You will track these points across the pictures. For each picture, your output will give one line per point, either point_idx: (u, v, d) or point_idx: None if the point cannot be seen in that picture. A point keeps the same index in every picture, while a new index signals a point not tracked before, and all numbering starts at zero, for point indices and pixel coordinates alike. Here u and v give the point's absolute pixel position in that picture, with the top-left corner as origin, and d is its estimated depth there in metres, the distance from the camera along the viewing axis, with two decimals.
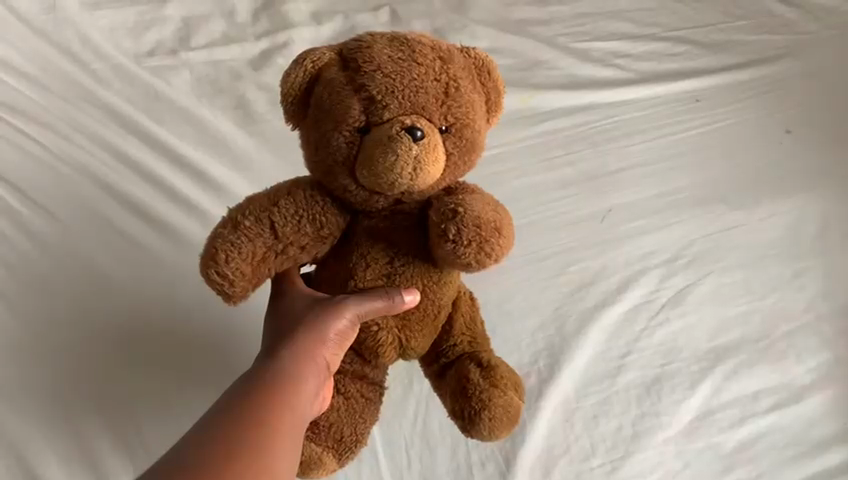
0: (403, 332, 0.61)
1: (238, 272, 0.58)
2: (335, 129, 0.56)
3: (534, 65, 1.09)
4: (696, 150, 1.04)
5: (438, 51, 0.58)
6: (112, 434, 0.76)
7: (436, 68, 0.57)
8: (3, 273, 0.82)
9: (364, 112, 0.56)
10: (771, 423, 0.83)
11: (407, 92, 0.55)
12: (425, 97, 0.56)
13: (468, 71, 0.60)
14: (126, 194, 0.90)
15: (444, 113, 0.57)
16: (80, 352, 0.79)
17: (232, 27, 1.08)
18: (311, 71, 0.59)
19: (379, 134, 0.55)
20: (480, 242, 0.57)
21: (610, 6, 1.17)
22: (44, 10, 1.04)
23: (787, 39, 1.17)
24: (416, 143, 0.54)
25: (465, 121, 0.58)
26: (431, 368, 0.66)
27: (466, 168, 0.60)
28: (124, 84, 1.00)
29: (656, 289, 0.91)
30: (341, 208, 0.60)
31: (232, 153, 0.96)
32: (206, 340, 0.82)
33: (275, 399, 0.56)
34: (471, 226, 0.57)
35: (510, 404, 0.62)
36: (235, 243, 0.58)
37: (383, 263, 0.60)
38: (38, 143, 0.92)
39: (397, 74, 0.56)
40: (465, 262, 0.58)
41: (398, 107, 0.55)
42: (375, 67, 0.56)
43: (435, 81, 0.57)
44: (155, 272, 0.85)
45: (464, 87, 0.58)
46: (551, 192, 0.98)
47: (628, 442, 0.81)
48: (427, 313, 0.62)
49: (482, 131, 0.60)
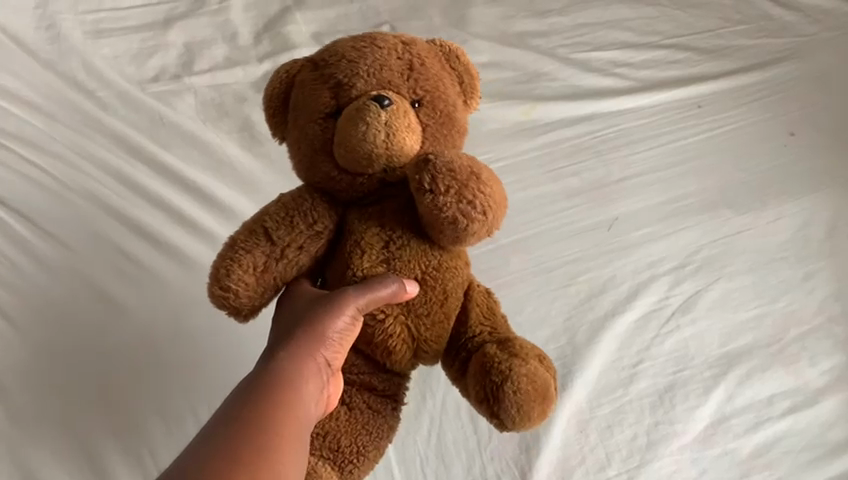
0: (411, 320, 0.59)
1: (241, 284, 0.59)
2: (309, 120, 0.59)
3: (535, 77, 1.10)
4: (700, 156, 1.04)
5: (400, 38, 0.61)
6: (120, 446, 0.77)
7: (399, 50, 0.59)
8: (12, 299, 0.83)
9: (333, 97, 0.58)
10: (786, 427, 0.83)
11: (371, 69, 0.57)
12: (390, 73, 0.58)
13: (434, 54, 0.62)
14: (134, 219, 0.91)
15: (413, 86, 0.58)
16: (90, 374, 0.80)
17: (235, 50, 1.09)
18: (287, 79, 0.62)
19: (349, 109, 0.56)
20: (459, 187, 0.55)
21: (609, 15, 1.17)
22: (48, 40, 1.06)
23: (787, 43, 1.17)
24: (385, 109, 0.55)
25: (435, 92, 0.59)
26: (453, 368, 0.62)
27: (450, 143, 0.60)
28: (129, 110, 1.01)
29: (665, 296, 0.91)
30: (330, 203, 0.61)
31: (239, 176, 0.97)
32: (210, 351, 0.83)
33: (280, 400, 0.54)
34: (446, 171, 0.55)
35: (536, 375, 0.57)
36: (234, 256, 0.59)
37: (379, 246, 0.59)
38: (45, 171, 0.93)
39: (359, 57, 0.58)
40: (449, 217, 0.55)
41: (365, 85, 0.57)
42: (339, 57, 0.59)
43: (398, 59, 0.59)
44: (163, 294, 0.85)
45: (430, 64, 0.60)
46: (556, 203, 0.98)
47: (643, 451, 0.80)
48: (433, 298, 0.59)
49: (459, 107, 0.61)
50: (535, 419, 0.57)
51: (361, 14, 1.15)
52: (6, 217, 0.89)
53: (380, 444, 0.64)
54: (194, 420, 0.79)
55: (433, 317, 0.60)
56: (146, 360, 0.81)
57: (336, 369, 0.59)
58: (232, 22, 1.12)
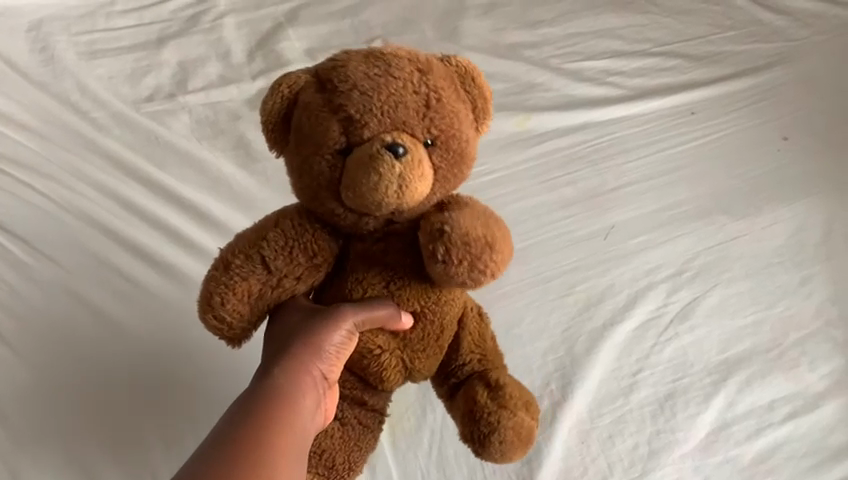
0: (407, 354, 0.62)
1: (235, 313, 0.60)
2: (316, 153, 0.56)
3: (529, 87, 1.10)
4: (694, 162, 1.05)
5: (416, 63, 0.58)
6: (120, 466, 0.76)
7: (414, 81, 0.56)
8: (11, 323, 0.83)
9: (343, 133, 0.55)
10: (787, 433, 0.83)
11: (385, 108, 0.55)
12: (405, 111, 0.55)
13: (450, 79, 0.59)
14: (131, 239, 0.91)
15: (427, 126, 0.56)
16: (91, 396, 0.80)
17: (228, 68, 1.10)
18: (289, 96, 0.59)
19: (361, 154, 0.54)
20: (472, 259, 0.57)
21: (600, 25, 1.18)
22: (42, 63, 1.07)
23: (779, 47, 1.17)
24: (399, 160, 0.53)
25: (450, 131, 0.57)
26: (443, 388, 0.66)
27: (457, 180, 0.60)
28: (124, 130, 1.02)
29: (663, 304, 0.91)
30: (332, 233, 0.61)
31: (234, 193, 0.97)
32: (208, 368, 0.83)
33: (280, 412, 0.56)
34: (460, 243, 0.56)
35: (521, 426, 0.61)
36: (228, 283, 0.59)
37: (380, 287, 0.60)
38: (41, 193, 0.93)
39: (374, 90, 0.55)
40: (459, 280, 0.57)
41: (378, 125, 0.55)
42: (351, 86, 0.56)
43: (414, 93, 0.56)
44: (162, 314, 0.85)
45: (446, 96, 0.57)
46: (553, 213, 0.98)
47: (645, 459, 0.80)
48: (429, 334, 0.61)
49: (471, 140, 0.59)
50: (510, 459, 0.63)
51: (354, 29, 1.15)
52: (3, 240, 0.89)
53: (368, 452, 0.67)
54: (193, 437, 0.79)
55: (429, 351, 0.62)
56: (147, 381, 0.81)
57: (332, 381, 0.60)
58: (225, 40, 1.12)
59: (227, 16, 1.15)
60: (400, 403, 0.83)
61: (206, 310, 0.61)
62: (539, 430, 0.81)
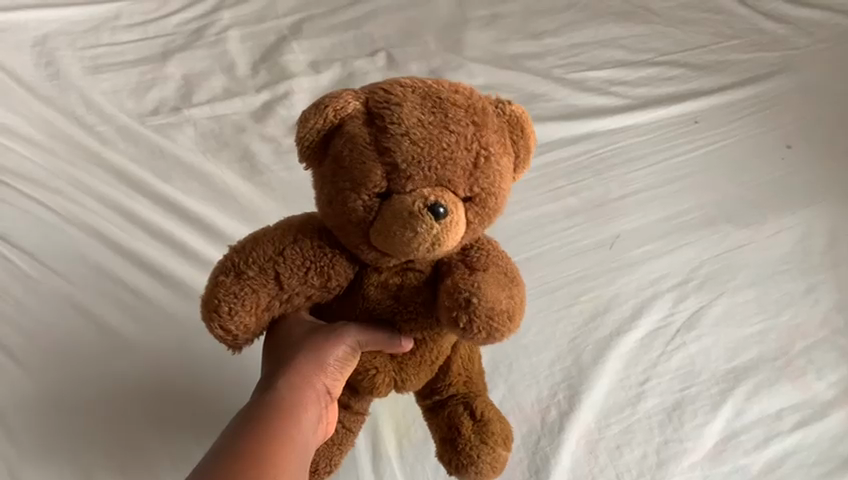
0: (400, 376, 0.63)
1: (241, 325, 0.59)
2: (353, 190, 0.54)
3: (532, 97, 1.10)
4: (698, 171, 1.05)
5: (474, 114, 0.55)
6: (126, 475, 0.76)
7: (469, 135, 0.55)
8: (18, 337, 0.83)
9: (386, 177, 0.54)
10: (796, 442, 0.83)
11: (433, 162, 0.53)
12: (452, 168, 0.54)
13: (501, 132, 0.57)
14: (137, 252, 0.91)
15: (470, 185, 0.55)
16: (97, 410, 0.79)
17: (233, 81, 1.10)
18: (334, 120, 0.56)
19: (400, 207, 0.53)
20: (492, 328, 0.56)
21: (602, 35, 1.19)
22: (47, 77, 1.07)
23: (781, 55, 1.18)
24: (439, 222, 0.52)
25: (490, 191, 0.56)
26: (426, 403, 0.68)
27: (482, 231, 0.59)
28: (129, 143, 1.02)
29: (669, 314, 0.91)
30: (351, 258, 0.59)
31: (238, 205, 0.97)
32: (213, 380, 0.83)
33: (283, 422, 0.57)
34: (485, 316, 0.55)
35: (498, 461, 0.64)
36: (238, 296, 0.58)
37: (388, 318, 0.60)
38: (47, 207, 0.94)
39: (426, 141, 0.53)
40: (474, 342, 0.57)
41: (422, 178, 0.53)
42: (403, 130, 0.53)
43: (466, 150, 0.54)
44: (168, 328, 0.86)
45: (495, 154, 0.56)
46: (557, 223, 0.99)
47: (654, 470, 0.80)
48: (425, 360, 0.63)
49: (507, 196, 0.58)
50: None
51: (357, 42, 1.16)
52: (8, 254, 0.89)
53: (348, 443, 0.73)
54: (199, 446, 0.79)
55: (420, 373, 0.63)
56: (154, 395, 0.81)
57: (333, 395, 0.62)
58: (228, 54, 1.13)
59: (230, 29, 1.16)
60: (410, 410, 0.83)
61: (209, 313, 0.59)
62: (546, 440, 0.81)
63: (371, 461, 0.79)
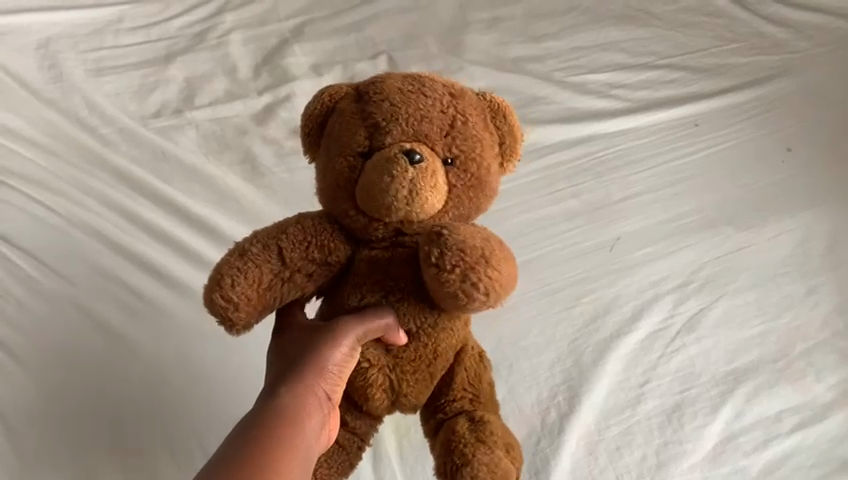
0: (395, 374, 0.60)
1: (242, 297, 0.59)
2: (340, 154, 0.58)
3: (532, 100, 1.11)
4: (698, 173, 1.05)
5: (450, 88, 0.60)
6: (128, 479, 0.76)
7: (445, 102, 0.58)
8: (21, 338, 0.84)
9: (368, 137, 0.57)
10: (796, 443, 0.83)
11: (410, 119, 0.57)
12: (429, 126, 0.57)
13: (481, 110, 0.60)
14: (140, 254, 0.91)
15: (448, 144, 0.57)
16: (99, 411, 0.80)
17: (235, 84, 1.10)
18: (328, 102, 0.61)
19: (378, 157, 0.56)
20: (466, 267, 0.55)
21: (603, 38, 1.19)
22: (50, 80, 1.08)
23: (781, 59, 1.18)
24: (413, 166, 0.55)
25: (470, 154, 0.58)
26: (429, 424, 0.63)
27: (473, 207, 0.60)
28: (131, 145, 1.02)
29: (669, 316, 0.91)
30: (347, 237, 0.61)
31: (240, 207, 0.97)
32: (215, 383, 0.83)
33: (284, 432, 0.56)
34: (456, 249, 0.55)
35: (496, 465, 0.57)
36: (241, 269, 0.59)
37: (378, 295, 0.60)
38: (50, 209, 0.94)
39: (404, 102, 0.57)
40: (451, 291, 0.55)
41: (400, 133, 0.56)
42: (383, 97, 0.58)
43: (442, 113, 0.58)
44: (170, 329, 0.86)
45: (473, 122, 0.59)
46: (558, 225, 0.99)
47: (653, 471, 0.80)
48: (422, 356, 0.60)
49: (493, 171, 0.60)
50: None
51: (358, 45, 1.16)
52: (11, 255, 0.90)
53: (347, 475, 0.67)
54: (202, 449, 0.79)
55: (419, 375, 0.60)
56: (155, 396, 0.82)
57: (335, 403, 0.60)
58: (231, 57, 1.13)
59: (233, 32, 1.16)
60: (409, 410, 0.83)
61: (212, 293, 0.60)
62: (546, 441, 0.81)
63: (370, 461, 0.79)
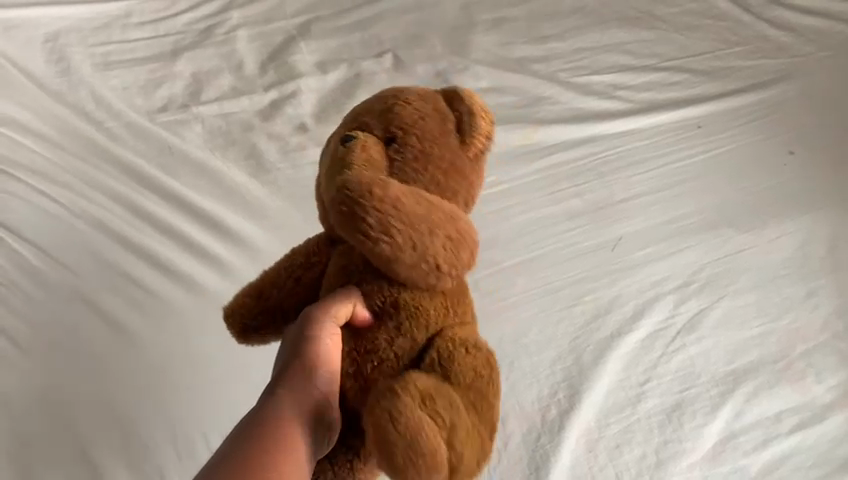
0: (355, 351, 0.53)
1: (241, 304, 0.60)
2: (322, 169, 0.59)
3: (536, 100, 1.11)
4: (701, 175, 1.05)
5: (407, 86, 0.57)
6: (131, 471, 0.77)
7: (392, 95, 0.56)
8: (26, 329, 0.84)
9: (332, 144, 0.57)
10: (795, 444, 0.83)
11: (359, 115, 0.56)
12: (370, 116, 0.55)
13: (434, 97, 0.56)
14: (145, 247, 0.92)
15: (386, 125, 0.54)
16: (99, 401, 0.80)
17: (241, 80, 1.11)
18: None
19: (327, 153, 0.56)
20: (358, 210, 0.49)
21: (607, 40, 1.20)
22: (58, 73, 1.08)
23: (784, 63, 1.18)
24: (341, 146, 0.53)
25: (408, 130, 0.53)
26: None
27: (424, 186, 0.52)
28: (137, 139, 1.03)
29: (670, 316, 0.92)
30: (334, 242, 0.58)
31: (245, 202, 0.98)
32: (219, 377, 0.84)
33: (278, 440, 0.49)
34: (351, 196, 0.49)
35: (398, 410, 0.45)
36: (249, 283, 0.61)
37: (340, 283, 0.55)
38: (56, 202, 0.95)
39: (358, 107, 0.57)
40: (361, 240, 0.50)
41: (348, 129, 0.56)
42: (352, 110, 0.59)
43: (383, 103, 0.55)
44: (171, 324, 0.86)
45: (414, 103, 0.55)
46: (560, 225, 0.99)
47: (653, 470, 0.81)
48: (380, 331, 0.53)
49: (441, 148, 0.53)
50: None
51: (364, 43, 1.17)
52: (18, 247, 0.90)
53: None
54: (204, 443, 0.80)
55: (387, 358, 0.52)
56: (155, 388, 0.82)
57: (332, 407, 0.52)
58: (237, 53, 1.14)
59: (239, 28, 1.17)
60: None
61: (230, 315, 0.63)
62: (546, 438, 0.82)
63: None
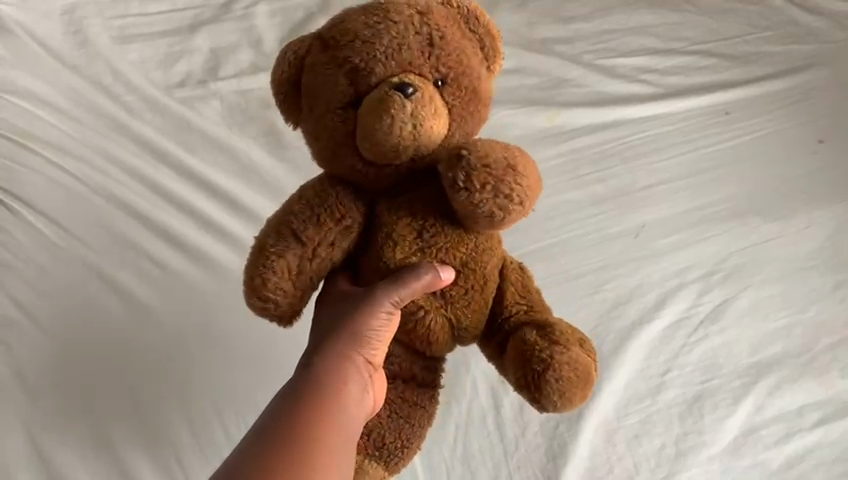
0: (450, 311, 0.58)
1: (278, 289, 0.57)
2: (326, 111, 0.55)
3: (561, 82, 1.09)
4: (728, 163, 1.03)
5: (414, 6, 0.55)
6: (151, 458, 0.77)
7: (416, 21, 0.54)
8: (43, 304, 0.84)
9: (350, 83, 0.54)
10: (818, 439, 0.82)
11: (389, 51, 0.53)
12: (409, 53, 0.54)
13: (450, 17, 0.56)
14: (161, 224, 0.91)
15: (434, 65, 0.54)
16: (111, 377, 0.81)
17: (260, 56, 1.08)
18: (296, 63, 0.57)
19: (370, 101, 0.52)
20: (496, 182, 0.53)
21: (634, 22, 1.17)
22: (75, 46, 1.07)
23: (815, 48, 1.15)
24: (408, 99, 0.51)
25: (457, 68, 0.55)
26: (490, 348, 0.60)
27: (473, 118, 0.57)
28: (155, 114, 1.01)
29: (693, 305, 0.90)
30: (355, 193, 0.58)
31: (263, 180, 0.96)
32: (238, 365, 0.83)
33: (315, 407, 0.55)
34: (480, 166, 0.53)
35: (580, 365, 0.56)
36: (270, 259, 0.57)
37: (411, 238, 0.56)
38: (72, 176, 0.94)
39: (375, 37, 0.54)
40: (486, 211, 0.53)
41: (384, 70, 0.53)
42: (352, 37, 0.54)
43: (416, 34, 0.54)
44: (182, 298, 0.86)
45: (448, 33, 0.55)
46: (582, 211, 0.98)
47: (672, 461, 0.80)
48: (474, 288, 0.57)
49: (482, 73, 0.57)
50: (578, 378, 0.56)
51: None
52: (34, 221, 0.90)
53: (410, 441, 0.63)
54: (224, 435, 0.79)
55: (465, 279, 0.57)
56: (170, 366, 0.82)
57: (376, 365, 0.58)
58: (256, 28, 1.11)
59: (259, 3, 1.14)
60: None
61: (253, 296, 0.58)
62: (564, 427, 0.81)
63: None
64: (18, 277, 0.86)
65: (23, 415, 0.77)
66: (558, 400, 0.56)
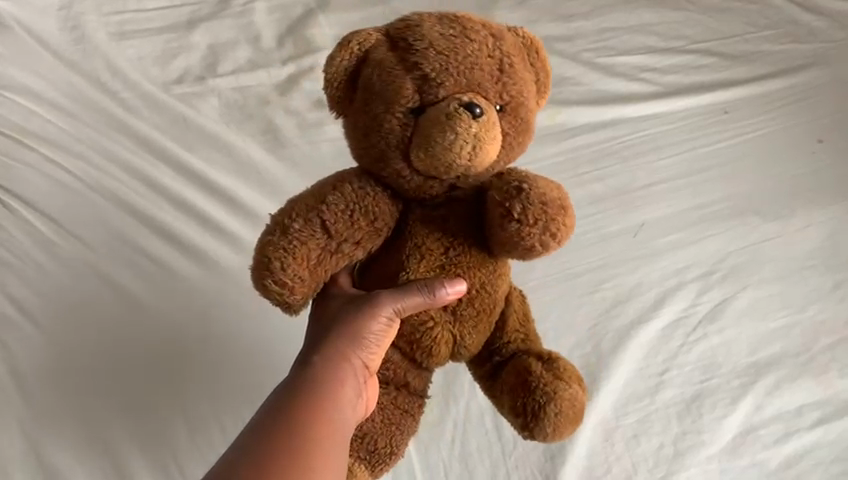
0: (454, 328, 0.58)
1: (294, 277, 0.55)
2: (385, 112, 0.54)
3: (560, 80, 1.09)
4: (727, 162, 1.03)
5: (489, 28, 0.56)
6: (147, 457, 0.77)
7: (489, 45, 0.55)
8: (39, 302, 0.84)
9: (417, 91, 0.53)
10: (817, 438, 0.82)
11: (461, 68, 0.53)
12: (480, 74, 0.54)
13: (518, 48, 0.57)
14: (159, 221, 0.90)
15: (500, 91, 0.54)
16: (108, 376, 0.80)
17: (258, 53, 1.08)
18: (358, 53, 0.55)
19: (435, 113, 0.52)
20: (546, 222, 0.55)
21: (634, 20, 1.16)
22: (72, 42, 1.06)
23: (814, 48, 1.15)
24: (475, 120, 0.52)
25: (518, 98, 0.55)
26: (483, 370, 0.62)
27: (520, 149, 0.58)
28: (152, 111, 1.01)
29: (693, 304, 0.90)
30: (393, 196, 0.57)
31: (261, 178, 0.96)
32: (237, 364, 0.82)
33: (312, 403, 0.54)
34: (537, 202, 0.55)
35: (576, 400, 0.58)
36: (291, 242, 0.55)
37: (439, 252, 0.57)
38: (69, 173, 0.94)
39: (451, 50, 0.53)
40: (530, 244, 0.55)
41: (453, 85, 0.53)
42: (427, 44, 0.53)
43: (489, 57, 0.54)
44: (181, 296, 0.85)
45: (517, 64, 0.56)
46: (581, 209, 0.97)
47: (670, 461, 0.80)
48: (481, 311, 0.58)
49: (534, 109, 0.58)
50: (573, 414, 0.58)
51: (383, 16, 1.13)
52: (30, 218, 0.89)
53: (398, 448, 0.63)
54: (220, 435, 0.79)
55: (478, 301, 0.58)
56: (168, 364, 0.81)
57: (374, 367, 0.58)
58: (254, 25, 1.11)
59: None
60: None
61: (260, 277, 0.56)
62: None
63: None
64: (14, 274, 0.85)
65: (20, 414, 0.77)
66: (549, 432, 0.58)
